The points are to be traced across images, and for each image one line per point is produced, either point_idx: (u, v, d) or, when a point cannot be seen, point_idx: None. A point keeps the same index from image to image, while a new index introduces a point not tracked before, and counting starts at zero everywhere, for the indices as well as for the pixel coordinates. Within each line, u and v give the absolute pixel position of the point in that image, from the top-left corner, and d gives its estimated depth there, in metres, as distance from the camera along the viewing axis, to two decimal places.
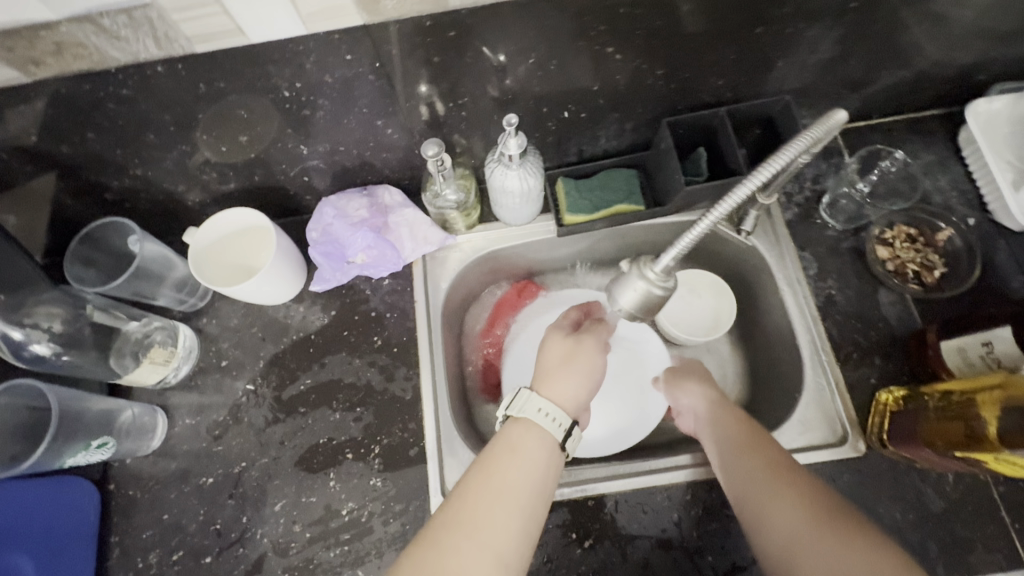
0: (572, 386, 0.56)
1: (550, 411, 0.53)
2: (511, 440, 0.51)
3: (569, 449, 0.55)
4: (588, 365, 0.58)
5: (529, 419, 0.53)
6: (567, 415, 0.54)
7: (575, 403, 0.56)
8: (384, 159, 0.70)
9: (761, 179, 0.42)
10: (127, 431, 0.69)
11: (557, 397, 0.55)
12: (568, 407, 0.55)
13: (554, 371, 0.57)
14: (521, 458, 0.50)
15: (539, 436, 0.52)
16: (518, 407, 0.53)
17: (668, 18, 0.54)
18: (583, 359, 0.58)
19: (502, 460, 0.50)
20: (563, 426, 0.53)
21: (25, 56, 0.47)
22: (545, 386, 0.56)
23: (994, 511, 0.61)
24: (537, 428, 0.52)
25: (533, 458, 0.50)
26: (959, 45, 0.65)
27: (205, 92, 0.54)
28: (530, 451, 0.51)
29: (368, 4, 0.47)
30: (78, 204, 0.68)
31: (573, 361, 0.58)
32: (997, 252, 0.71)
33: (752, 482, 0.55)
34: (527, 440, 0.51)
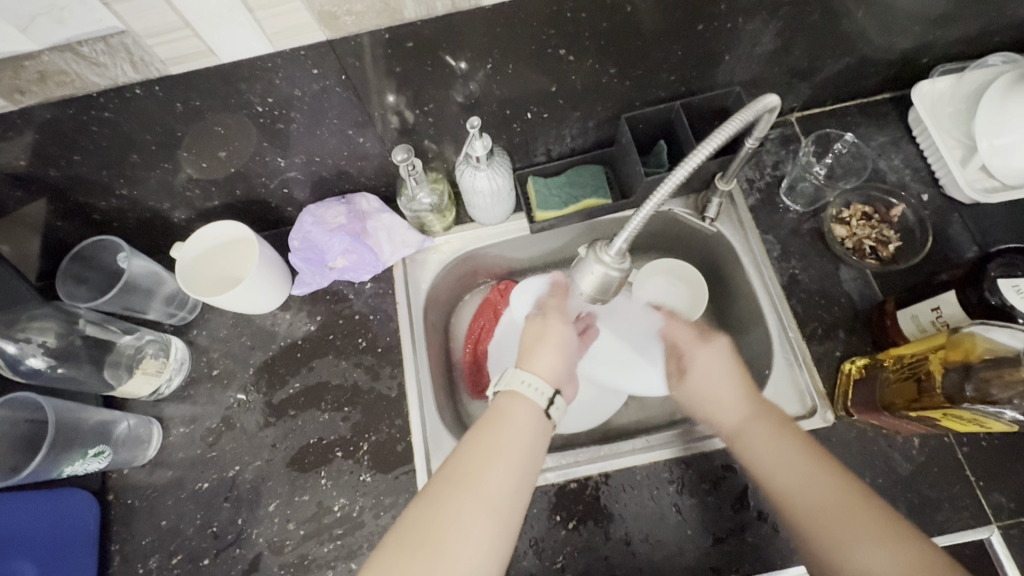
0: (550, 358, 0.59)
1: (532, 380, 0.55)
2: (505, 407, 0.54)
3: (556, 417, 0.56)
4: (557, 337, 0.62)
5: (514, 390, 0.55)
6: (548, 385, 0.56)
7: (554, 373, 0.58)
8: (360, 168, 0.73)
9: (702, 157, 0.45)
10: (124, 441, 0.71)
11: (537, 368, 0.58)
12: (548, 377, 0.58)
13: (533, 347, 0.60)
14: (508, 425, 0.52)
15: (523, 403, 0.54)
16: (506, 382, 0.56)
17: (613, 20, 0.58)
18: (556, 334, 0.62)
19: (493, 424, 0.52)
20: (544, 395, 0.55)
21: (11, 85, 0.50)
22: (527, 361, 0.59)
23: (959, 471, 0.63)
24: (524, 398, 0.54)
25: (519, 423, 0.53)
26: (896, 30, 0.69)
27: (183, 111, 0.57)
28: (521, 420, 0.53)
29: (329, 21, 0.51)
30: (69, 225, 0.71)
31: (544, 337, 0.61)
32: (951, 225, 0.74)
33: (818, 494, 0.53)
34: (516, 407, 0.54)
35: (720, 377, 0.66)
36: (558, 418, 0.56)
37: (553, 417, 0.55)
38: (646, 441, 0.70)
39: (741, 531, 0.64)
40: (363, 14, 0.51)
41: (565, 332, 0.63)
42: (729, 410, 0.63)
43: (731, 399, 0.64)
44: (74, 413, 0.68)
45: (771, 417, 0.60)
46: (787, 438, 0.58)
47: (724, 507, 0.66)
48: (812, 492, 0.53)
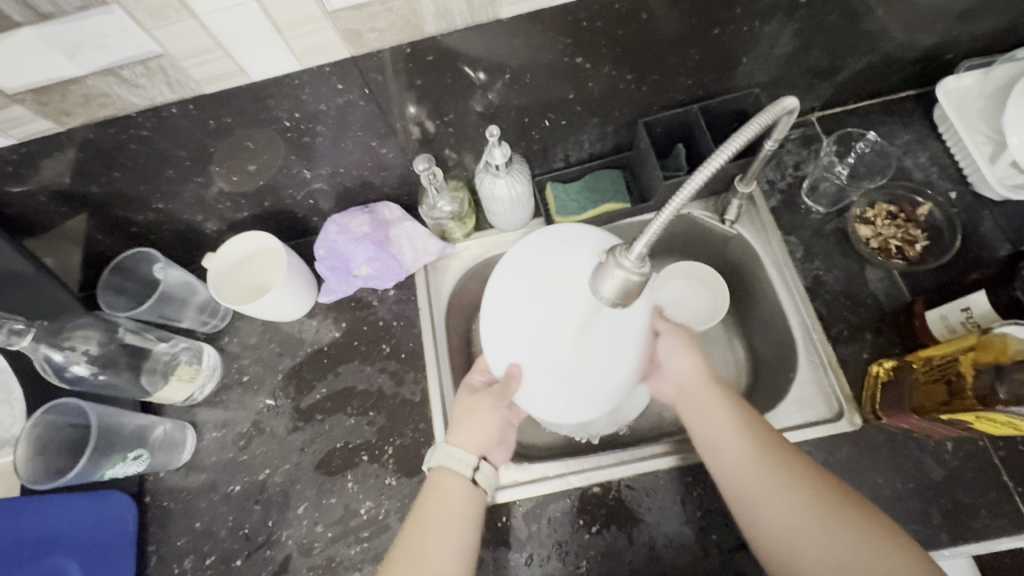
0: (475, 427, 0.61)
1: (460, 454, 0.59)
2: (432, 485, 0.58)
3: (486, 483, 0.60)
4: (485, 414, 0.61)
5: (445, 465, 0.59)
6: (473, 455, 0.59)
7: (481, 445, 0.61)
8: (383, 177, 0.75)
9: (721, 161, 0.44)
10: (160, 445, 0.74)
11: (466, 440, 0.60)
12: (476, 449, 0.60)
13: (461, 420, 0.61)
14: (443, 498, 0.57)
15: (454, 477, 0.58)
16: (438, 457, 0.59)
17: (629, 27, 0.59)
18: (485, 410, 0.61)
19: (430, 502, 0.57)
20: (471, 465, 0.59)
21: (58, 108, 0.53)
22: (455, 435, 0.61)
23: (995, 476, 0.62)
24: (450, 471, 0.59)
25: (455, 496, 0.57)
26: (919, 27, 0.68)
27: (215, 127, 0.60)
28: (449, 491, 0.58)
29: (353, 38, 0.53)
30: (108, 238, 0.75)
31: (475, 411, 0.61)
32: (981, 223, 0.72)
33: (764, 473, 0.54)
34: (449, 481, 0.58)
35: (682, 355, 0.62)
36: (489, 483, 0.60)
37: (484, 483, 0.60)
38: (642, 450, 0.70)
39: None
40: (385, 30, 0.53)
41: (495, 410, 0.61)
42: (687, 389, 0.61)
43: (693, 381, 0.61)
44: (114, 418, 0.71)
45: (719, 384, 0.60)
46: (746, 422, 0.57)
47: None
48: (755, 471, 0.54)
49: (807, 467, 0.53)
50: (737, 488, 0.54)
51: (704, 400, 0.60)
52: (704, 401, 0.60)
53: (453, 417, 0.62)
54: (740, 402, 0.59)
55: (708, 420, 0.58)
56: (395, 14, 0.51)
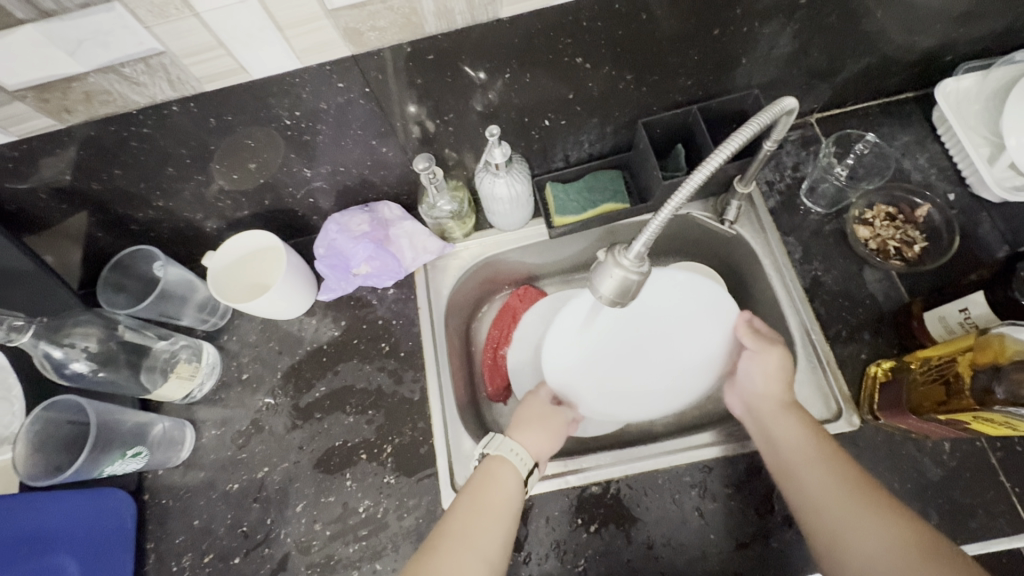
0: (540, 435, 0.65)
1: (520, 449, 0.61)
2: (487, 472, 0.59)
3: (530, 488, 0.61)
4: (548, 425, 0.66)
5: (503, 457, 0.60)
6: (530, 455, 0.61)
7: (538, 450, 0.64)
8: (383, 176, 0.75)
9: (720, 160, 0.44)
10: (158, 443, 0.74)
11: (529, 441, 0.64)
12: (533, 451, 0.63)
13: (525, 425, 0.65)
14: (494, 489, 0.58)
15: (509, 471, 0.60)
16: (496, 446, 0.61)
17: (629, 27, 0.59)
18: (549, 424, 0.67)
19: (486, 488, 0.58)
20: (528, 464, 0.61)
21: (59, 105, 0.53)
22: (518, 432, 0.64)
23: (993, 477, 0.62)
24: (508, 463, 0.60)
25: (507, 488, 0.58)
26: (918, 29, 0.68)
27: (216, 125, 0.60)
28: (503, 482, 0.59)
29: (354, 37, 0.53)
30: (108, 236, 0.75)
31: (545, 421, 0.67)
32: (980, 225, 0.72)
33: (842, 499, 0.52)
34: (503, 472, 0.59)
35: (762, 380, 0.65)
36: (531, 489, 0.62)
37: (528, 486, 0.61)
38: (640, 450, 0.70)
39: (765, 536, 0.64)
40: (386, 29, 0.53)
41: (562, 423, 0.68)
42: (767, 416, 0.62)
43: (770, 405, 0.63)
44: (113, 415, 0.71)
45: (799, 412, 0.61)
46: (824, 449, 0.57)
47: (747, 512, 0.65)
48: (835, 496, 0.52)
49: (886, 496, 0.51)
50: (816, 513, 0.53)
51: (784, 427, 0.60)
52: (785, 427, 0.60)
53: (516, 419, 0.67)
54: (818, 430, 0.59)
55: (786, 445, 0.59)
56: (396, 13, 0.51)
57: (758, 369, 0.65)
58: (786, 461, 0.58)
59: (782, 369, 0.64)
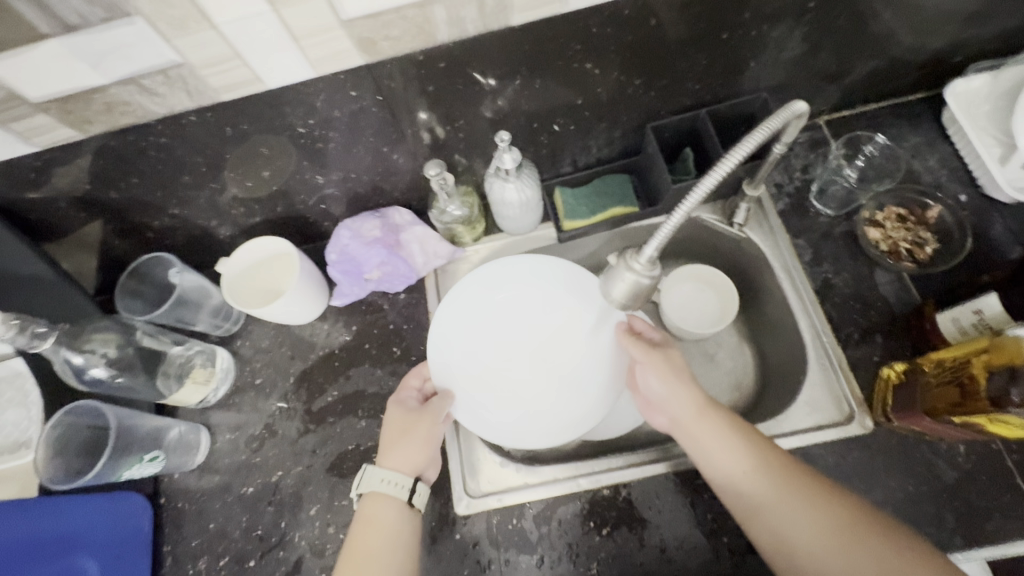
0: (410, 449, 0.62)
1: (392, 478, 0.60)
2: (365, 514, 0.59)
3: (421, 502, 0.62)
4: (422, 432, 0.63)
5: (376, 491, 0.60)
6: (406, 478, 0.61)
7: (414, 464, 0.62)
8: (394, 183, 0.76)
9: (733, 164, 0.45)
10: (174, 447, 0.75)
11: (399, 463, 0.61)
12: (409, 470, 0.62)
13: (391, 444, 0.63)
14: (375, 528, 0.58)
15: (387, 500, 0.60)
16: (366, 483, 0.60)
17: (636, 33, 0.59)
18: (420, 430, 0.63)
19: (365, 530, 0.58)
20: (405, 488, 0.60)
21: (80, 116, 0.55)
22: (387, 456, 0.62)
23: (1010, 479, 0.61)
24: (383, 497, 0.60)
25: (389, 520, 0.59)
26: (928, 30, 0.68)
27: (232, 134, 0.61)
28: (383, 518, 0.59)
29: (366, 46, 0.54)
30: (125, 243, 0.76)
31: (409, 432, 0.63)
32: (992, 226, 0.72)
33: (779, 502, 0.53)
34: (380, 507, 0.59)
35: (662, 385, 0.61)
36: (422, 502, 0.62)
37: (416, 504, 0.61)
38: (650, 454, 0.70)
39: None
40: (399, 38, 0.54)
41: (434, 426, 0.64)
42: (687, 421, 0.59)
43: (688, 414, 0.59)
44: (130, 419, 0.72)
45: (719, 411, 0.58)
46: (756, 451, 0.56)
47: None
48: (791, 509, 0.53)
49: (817, 484, 0.54)
50: (772, 528, 0.53)
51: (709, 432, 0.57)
52: (714, 434, 0.57)
53: (384, 439, 0.63)
54: (741, 427, 0.58)
55: (726, 456, 0.56)
56: (408, 22, 0.52)
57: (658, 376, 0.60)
58: (727, 474, 0.56)
59: (674, 370, 0.60)
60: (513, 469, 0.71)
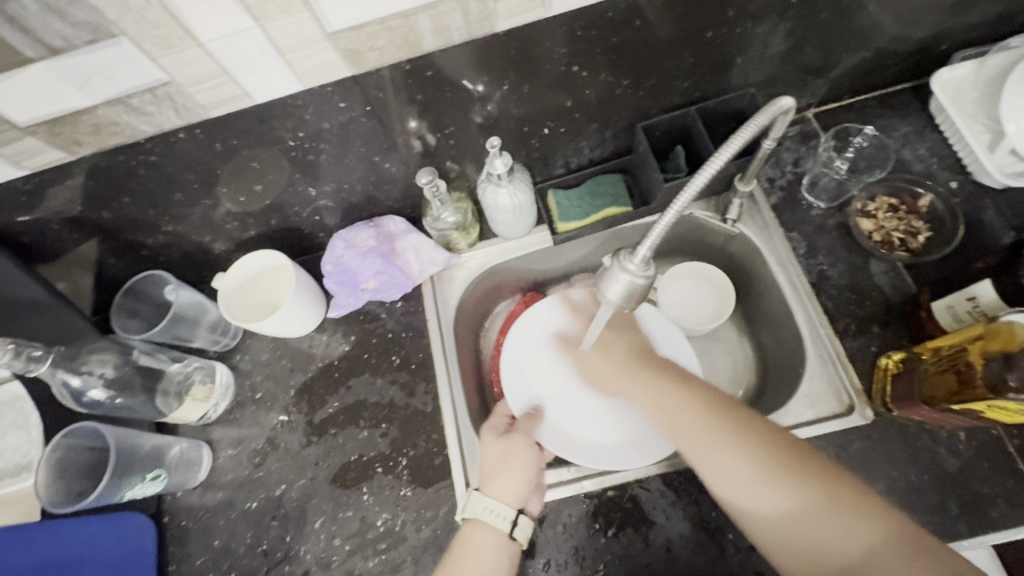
0: (513, 477, 0.63)
1: (495, 507, 0.60)
2: (465, 539, 0.60)
3: (522, 538, 0.61)
4: (517, 458, 0.65)
5: (479, 519, 0.60)
6: (509, 508, 0.61)
7: (520, 495, 0.62)
8: (386, 192, 0.76)
9: (723, 161, 0.45)
10: (176, 465, 0.75)
11: (502, 493, 0.62)
12: (512, 500, 0.62)
13: (494, 471, 0.64)
14: (476, 553, 0.58)
15: (487, 531, 0.60)
16: (470, 509, 0.61)
17: (622, 34, 0.60)
18: (515, 454, 0.65)
19: (463, 556, 0.58)
20: (507, 519, 0.60)
21: (69, 138, 0.55)
22: (489, 484, 0.62)
23: (1011, 465, 0.61)
24: (486, 525, 0.60)
25: (487, 552, 0.59)
26: (912, 20, 0.68)
27: (222, 150, 0.61)
28: (481, 548, 0.59)
29: (353, 57, 0.54)
30: (120, 262, 0.76)
31: (508, 457, 0.65)
32: (984, 212, 0.72)
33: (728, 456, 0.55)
34: (480, 534, 0.59)
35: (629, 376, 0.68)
36: (525, 538, 0.61)
37: (519, 539, 0.60)
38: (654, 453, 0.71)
39: None
40: (385, 48, 0.54)
41: (526, 452, 0.66)
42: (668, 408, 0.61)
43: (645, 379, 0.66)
44: (130, 440, 0.71)
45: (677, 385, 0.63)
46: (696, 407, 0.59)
47: None
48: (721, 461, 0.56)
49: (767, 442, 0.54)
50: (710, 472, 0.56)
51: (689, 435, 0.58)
52: (726, 456, 0.55)
53: (485, 469, 0.64)
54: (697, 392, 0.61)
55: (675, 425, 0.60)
56: (393, 32, 0.52)
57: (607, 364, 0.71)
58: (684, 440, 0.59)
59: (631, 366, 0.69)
60: None
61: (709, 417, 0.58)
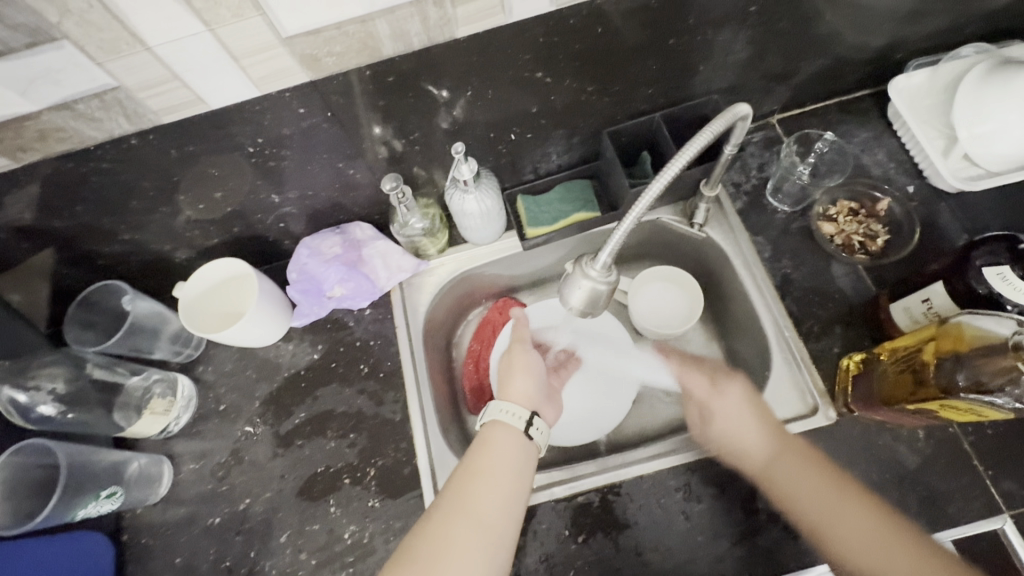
0: (523, 385, 0.68)
1: (511, 409, 0.63)
2: (485, 442, 0.61)
3: (539, 439, 0.63)
4: (527, 366, 0.70)
5: (497, 419, 0.62)
6: (524, 410, 0.63)
7: (529, 398, 0.66)
8: (353, 198, 0.75)
9: (678, 167, 0.45)
10: (135, 481, 0.72)
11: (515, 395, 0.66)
12: (524, 401, 0.66)
13: (508, 380, 0.68)
14: (496, 450, 0.60)
15: (508, 431, 0.62)
16: (490, 414, 0.63)
17: (586, 41, 0.60)
18: (520, 364, 0.71)
19: (484, 457, 0.59)
20: (523, 418, 0.63)
21: (12, 144, 0.53)
22: (505, 391, 0.67)
23: (967, 461, 0.63)
24: (505, 427, 0.62)
25: (507, 450, 0.60)
26: (867, 29, 0.70)
27: (177, 156, 0.59)
28: (500, 449, 0.60)
29: (311, 63, 0.53)
30: (74, 272, 0.74)
31: (513, 367, 0.70)
32: (940, 215, 0.74)
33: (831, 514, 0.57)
34: (499, 436, 0.61)
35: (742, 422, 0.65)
36: (541, 440, 0.63)
37: (534, 438, 0.63)
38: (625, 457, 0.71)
39: (750, 535, 0.64)
40: (343, 54, 0.53)
41: (531, 358, 0.71)
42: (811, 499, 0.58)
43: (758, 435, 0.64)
44: (85, 456, 0.69)
45: (794, 451, 0.62)
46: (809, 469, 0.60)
47: (733, 511, 0.66)
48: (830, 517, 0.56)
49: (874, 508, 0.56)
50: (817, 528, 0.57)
51: (815, 495, 0.58)
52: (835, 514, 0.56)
53: (501, 379, 0.69)
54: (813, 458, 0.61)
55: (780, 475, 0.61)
56: (352, 37, 0.52)
57: (725, 428, 0.66)
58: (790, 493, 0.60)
59: (738, 416, 0.66)
60: None
61: (836, 480, 0.59)
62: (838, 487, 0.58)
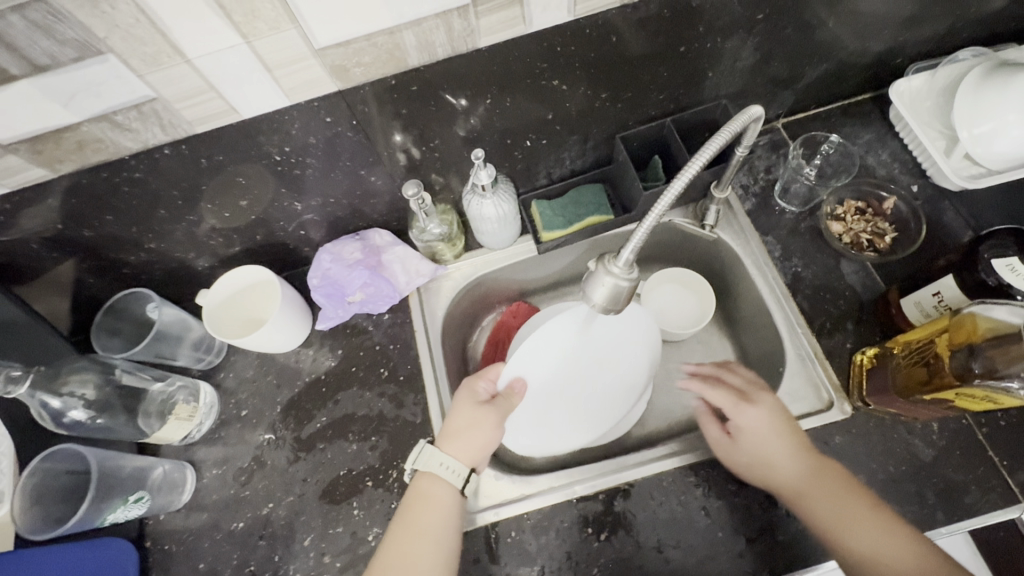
0: (473, 440, 0.63)
1: (450, 465, 0.61)
2: (421, 489, 0.61)
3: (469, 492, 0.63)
4: (487, 424, 0.64)
5: (434, 472, 0.61)
6: (465, 466, 0.61)
7: (476, 454, 0.63)
8: (372, 205, 0.77)
9: (696, 168, 0.47)
10: (159, 487, 0.73)
11: (460, 451, 0.62)
12: (468, 458, 0.62)
13: (457, 430, 0.63)
14: (427, 503, 0.59)
15: (440, 483, 0.61)
16: (424, 461, 0.61)
17: (600, 49, 0.62)
18: (487, 423, 0.64)
19: (415, 506, 0.59)
20: (461, 476, 0.61)
21: (51, 155, 0.54)
22: (449, 441, 0.62)
23: (982, 452, 0.64)
24: (440, 479, 0.61)
25: (439, 500, 0.60)
26: (869, 35, 0.73)
27: (207, 165, 0.61)
28: (435, 497, 0.60)
29: (340, 73, 0.55)
30: (100, 281, 0.75)
31: (476, 424, 0.63)
32: (944, 213, 0.76)
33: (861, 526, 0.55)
34: (433, 485, 0.61)
35: (771, 435, 0.63)
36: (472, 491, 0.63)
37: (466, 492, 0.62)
38: (643, 455, 0.72)
39: (769, 530, 0.65)
40: (371, 64, 0.55)
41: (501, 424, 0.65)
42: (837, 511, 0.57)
43: (790, 448, 0.62)
44: (111, 461, 0.70)
45: (830, 473, 0.60)
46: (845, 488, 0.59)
47: (751, 507, 0.66)
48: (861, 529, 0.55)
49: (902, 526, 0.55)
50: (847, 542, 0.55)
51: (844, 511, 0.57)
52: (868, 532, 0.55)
53: (452, 423, 0.64)
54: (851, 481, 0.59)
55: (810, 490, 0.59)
56: (380, 48, 0.54)
57: (752, 447, 0.64)
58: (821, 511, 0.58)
59: (766, 432, 0.64)
60: (508, 482, 0.72)
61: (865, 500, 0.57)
62: (866, 506, 0.57)
